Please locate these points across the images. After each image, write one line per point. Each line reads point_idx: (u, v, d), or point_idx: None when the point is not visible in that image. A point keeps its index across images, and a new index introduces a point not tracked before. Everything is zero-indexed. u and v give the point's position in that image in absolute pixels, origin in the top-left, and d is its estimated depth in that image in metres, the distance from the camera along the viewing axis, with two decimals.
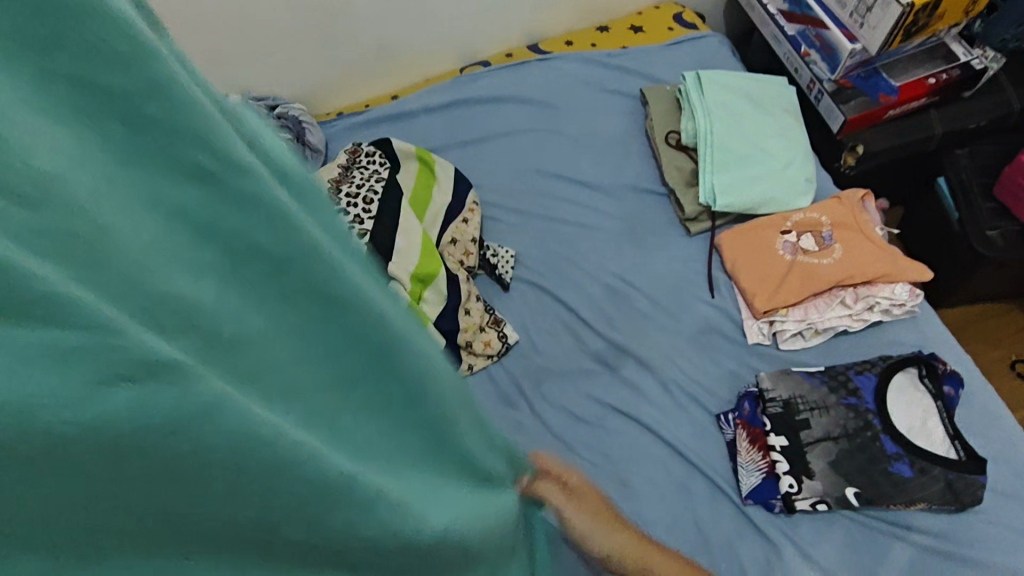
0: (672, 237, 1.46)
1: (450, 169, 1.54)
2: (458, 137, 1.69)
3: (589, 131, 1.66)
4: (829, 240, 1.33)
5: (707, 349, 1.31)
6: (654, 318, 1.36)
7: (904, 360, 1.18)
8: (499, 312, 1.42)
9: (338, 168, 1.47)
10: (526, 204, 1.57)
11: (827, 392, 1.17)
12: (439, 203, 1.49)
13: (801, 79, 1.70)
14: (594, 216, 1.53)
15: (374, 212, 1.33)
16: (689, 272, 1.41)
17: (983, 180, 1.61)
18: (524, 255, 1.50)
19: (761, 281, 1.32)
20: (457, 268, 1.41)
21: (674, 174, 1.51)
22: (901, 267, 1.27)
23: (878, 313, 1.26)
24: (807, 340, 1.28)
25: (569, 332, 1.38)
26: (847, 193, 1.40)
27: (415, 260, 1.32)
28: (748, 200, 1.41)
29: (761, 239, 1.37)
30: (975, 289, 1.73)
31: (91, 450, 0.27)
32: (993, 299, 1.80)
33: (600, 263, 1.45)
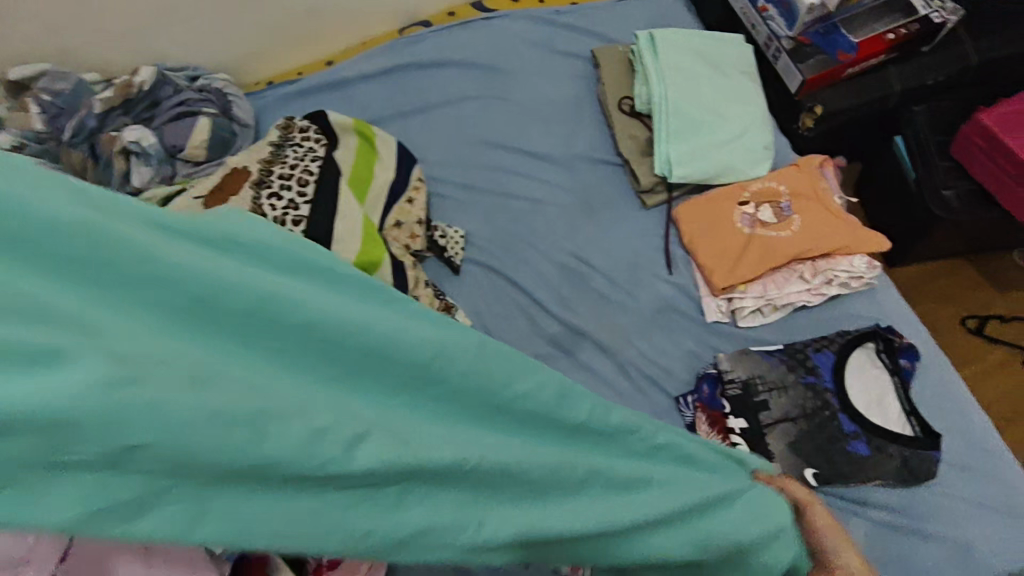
0: (628, 210, 1.40)
1: (393, 146, 1.46)
2: (398, 106, 1.58)
3: (539, 96, 1.56)
4: (787, 212, 1.29)
5: (666, 328, 1.28)
6: (610, 298, 1.31)
7: (863, 335, 1.16)
8: (451, 297, 1.35)
9: (271, 149, 1.37)
10: (474, 178, 1.49)
11: (785, 371, 1.14)
12: (382, 182, 1.39)
13: (758, 36, 1.63)
14: (546, 189, 1.45)
15: (312, 198, 1.28)
16: (645, 246, 1.36)
17: (938, 138, 1.58)
18: (475, 233, 1.43)
19: (718, 256, 1.28)
20: (404, 253, 1.33)
21: (628, 143, 1.43)
22: (858, 238, 1.24)
23: (837, 287, 1.23)
24: (765, 316, 1.24)
25: (524, 315, 1.32)
26: (804, 159, 1.36)
27: (356, 248, 1.25)
28: (704, 170, 1.34)
29: (718, 211, 1.32)
30: (926, 248, 1.72)
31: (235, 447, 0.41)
32: (946, 257, 1.80)
33: (553, 241, 1.39)
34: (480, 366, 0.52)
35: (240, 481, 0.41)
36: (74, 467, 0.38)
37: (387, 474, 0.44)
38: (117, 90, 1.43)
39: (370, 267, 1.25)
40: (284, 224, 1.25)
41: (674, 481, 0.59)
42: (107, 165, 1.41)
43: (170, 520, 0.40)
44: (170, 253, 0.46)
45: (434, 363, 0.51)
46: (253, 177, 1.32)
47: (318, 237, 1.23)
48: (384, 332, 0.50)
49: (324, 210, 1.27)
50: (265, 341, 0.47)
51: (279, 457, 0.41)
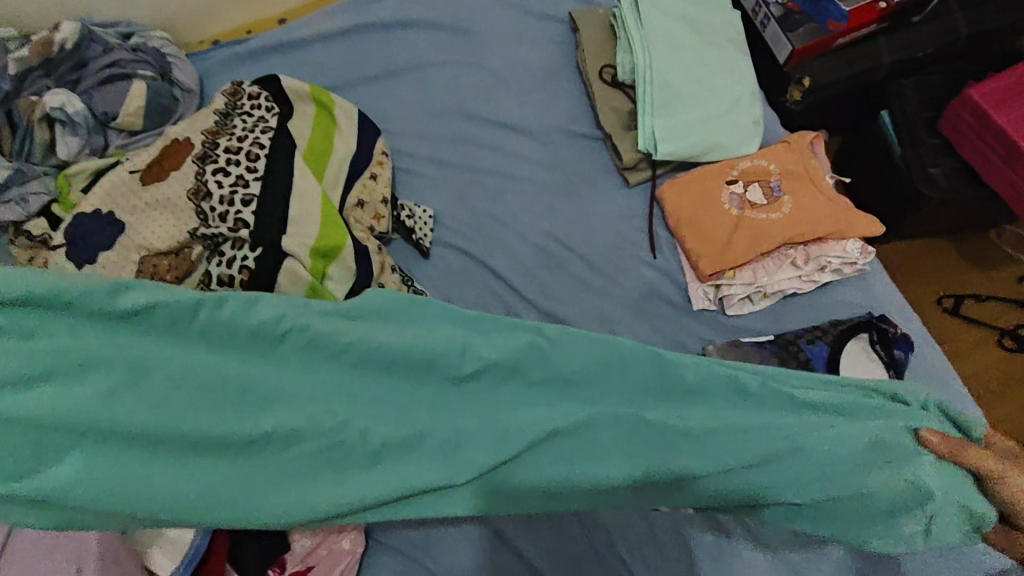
0: (609, 189, 1.31)
1: (354, 116, 1.33)
2: (359, 71, 1.45)
3: (512, 62, 1.44)
4: (777, 193, 1.22)
5: (650, 316, 1.20)
6: (592, 284, 1.22)
7: (856, 326, 1.11)
8: (419, 284, 1.25)
9: (216, 119, 1.24)
10: (442, 152, 1.37)
11: (777, 364, 1.08)
12: (341, 156, 1.27)
13: (745, 2, 1.55)
14: (521, 165, 1.34)
15: (263, 173, 1.17)
16: (628, 228, 1.27)
17: (926, 114, 1.53)
18: (444, 213, 1.31)
19: (705, 239, 1.20)
20: (366, 236, 1.21)
21: (610, 116, 1.33)
22: (852, 221, 1.17)
23: (829, 273, 1.17)
24: (754, 304, 1.18)
25: (498, 302, 1.23)
26: (795, 136, 1.28)
27: (313, 231, 1.13)
28: (692, 147, 1.25)
29: (704, 191, 1.24)
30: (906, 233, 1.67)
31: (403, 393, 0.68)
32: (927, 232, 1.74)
33: (529, 222, 1.29)
34: (533, 352, 0.70)
35: (415, 408, 0.68)
36: (323, 435, 0.65)
37: (501, 394, 0.69)
38: (33, 50, 1.25)
39: (330, 253, 1.14)
40: (232, 203, 1.14)
41: (745, 437, 0.70)
42: (27, 134, 1.25)
43: (385, 478, 0.65)
44: (346, 332, 0.67)
45: (511, 354, 0.69)
46: (197, 151, 1.20)
47: (270, 218, 1.12)
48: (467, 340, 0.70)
49: (277, 188, 1.15)
50: (404, 371, 0.68)
51: (430, 391, 0.68)
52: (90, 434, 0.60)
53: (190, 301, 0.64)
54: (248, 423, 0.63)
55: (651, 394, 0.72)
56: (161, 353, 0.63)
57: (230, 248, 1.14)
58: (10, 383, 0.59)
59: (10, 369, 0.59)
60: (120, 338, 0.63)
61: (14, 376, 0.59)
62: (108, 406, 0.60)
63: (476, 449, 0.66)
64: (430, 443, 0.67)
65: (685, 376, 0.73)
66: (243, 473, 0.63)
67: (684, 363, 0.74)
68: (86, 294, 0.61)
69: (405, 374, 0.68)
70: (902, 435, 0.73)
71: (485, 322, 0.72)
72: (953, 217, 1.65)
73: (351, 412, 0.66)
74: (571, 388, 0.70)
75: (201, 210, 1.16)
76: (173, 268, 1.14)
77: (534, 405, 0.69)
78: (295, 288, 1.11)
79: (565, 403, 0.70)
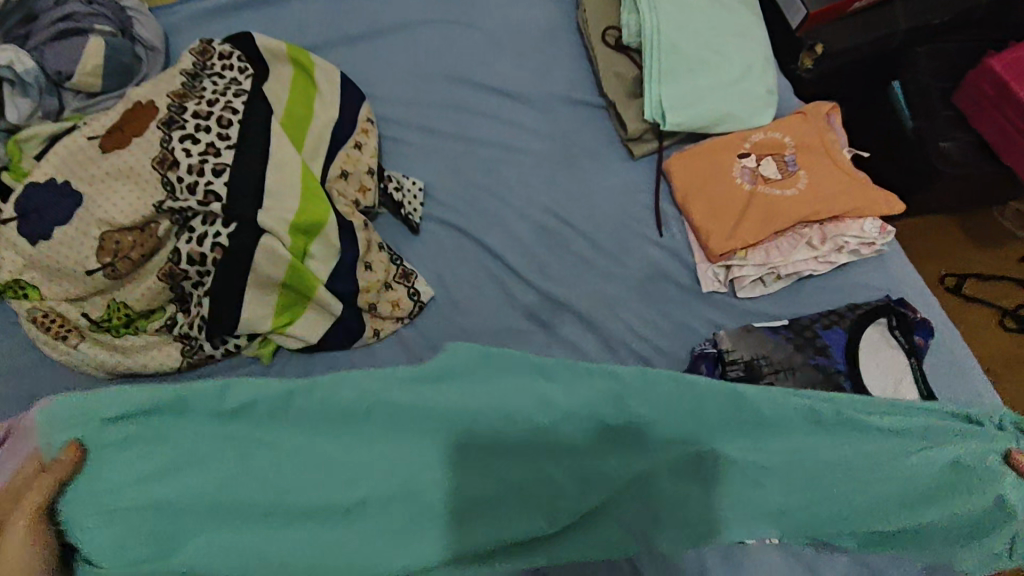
0: (613, 161, 1.22)
1: (336, 79, 1.22)
2: (341, 30, 1.33)
3: (508, 23, 1.33)
4: (793, 167, 1.14)
5: (657, 298, 1.12)
6: (595, 264, 1.14)
7: (874, 311, 1.05)
8: (409, 263, 1.16)
9: (183, 81, 1.13)
10: (433, 120, 1.27)
11: (792, 351, 1.02)
12: (323, 123, 1.17)
13: None
14: (518, 135, 1.25)
15: (236, 141, 1.06)
16: (633, 203, 1.19)
17: (943, 85, 1.46)
18: (436, 186, 1.22)
19: (716, 217, 1.12)
20: (351, 211, 1.11)
21: (614, 82, 1.24)
22: (871, 198, 1.10)
23: (846, 255, 1.11)
24: (766, 286, 1.11)
25: (494, 283, 1.15)
26: (810, 107, 1.20)
27: (293, 206, 1.04)
28: (702, 117, 1.17)
29: (714, 164, 1.16)
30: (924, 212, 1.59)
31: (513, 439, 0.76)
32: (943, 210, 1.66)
33: (528, 197, 1.20)
34: (620, 414, 0.77)
35: (512, 467, 0.76)
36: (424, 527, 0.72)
37: (595, 436, 0.77)
38: None
39: (312, 230, 1.06)
40: (201, 173, 1.04)
41: (880, 463, 0.78)
42: None
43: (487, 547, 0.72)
44: (437, 392, 0.76)
45: (603, 401, 0.77)
46: (161, 115, 1.09)
47: (244, 192, 1.03)
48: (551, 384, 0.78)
49: (251, 157, 1.05)
50: (508, 435, 0.76)
51: (532, 443, 0.76)
52: (219, 525, 0.69)
53: (277, 389, 0.74)
54: (341, 498, 0.71)
55: (726, 430, 0.79)
56: (267, 440, 0.73)
57: (201, 223, 1.04)
58: (127, 484, 0.69)
59: (125, 476, 0.69)
60: (209, 430, 0.72)
61: (129, 478, 0.69)
62: (216, 499, 0.69)
63: (583, 492, 0.75)
64: (546, 507, 0.74)
65: (763, 409, 0.79)
66: (342, 539, 0.69)
67: (759, 398, 0.79)
68: (194, 395, 0.72)
69: (508, 423, 0.76)
70: (983, 456, 0.80)
71: (562, 369, 0.79)
72: (970, 193, 1.57)
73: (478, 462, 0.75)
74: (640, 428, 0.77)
75: (168, 181, 1.05)
76: (138, 245, 1.05)
77: (621, 457, 0.77)
78: (274, 268, 1.02)
79: (641, 446, 0.77)
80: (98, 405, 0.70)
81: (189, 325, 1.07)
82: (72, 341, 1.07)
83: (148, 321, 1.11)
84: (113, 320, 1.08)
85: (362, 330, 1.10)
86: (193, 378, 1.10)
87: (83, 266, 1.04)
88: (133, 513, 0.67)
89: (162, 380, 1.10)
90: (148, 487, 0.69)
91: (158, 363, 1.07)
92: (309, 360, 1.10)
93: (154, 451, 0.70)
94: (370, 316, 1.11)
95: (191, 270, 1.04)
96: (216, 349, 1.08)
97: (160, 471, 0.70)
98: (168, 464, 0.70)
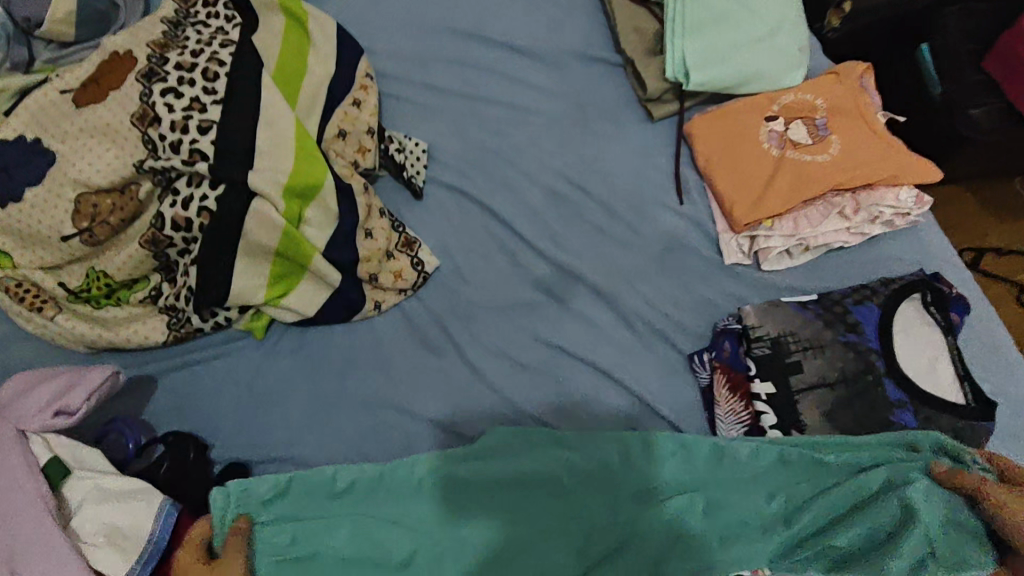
0: (630, 123, 1.14)
1: (332, 29, 1.12)
2: None
3: None
4: (824, 131, 1.06)
5: (677, 270, 1.05)
6: (610, 233, 1.07)
7: (909, 285, 0.98)
8: (412, 230, 1.08)
9: (163, 29, 1.03)
10: (437, 77, 1.18)
11: (822, 328, 0.96)
12: (319, 77, 1.07)
13: None
14: (529, 94, 1.16)
15: (224, 96, 0.97)
16: (651, 169, 1.11)
17: (972, 47, 1.35)
18: (440, 148, 1.13)
19: (742, 184, 1.05)
20: (350, 173, 1.03)
21: (632, 37, 1.15)
22: (908, 165, 1.03)
23: (879, 226, 1.04)
24: (793, 258, 1.04)
25: (503, 252, 1.07)
26: (843, 67, 1.12)
27: (287, 167, 0.95)
28: (727, 76, 1.09)
29: (741, 128, 1.08)
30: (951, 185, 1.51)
31: (554, 493, 0.86)
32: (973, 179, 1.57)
33: (539, 161, 1.12)
34: (652, 462, 0.89)
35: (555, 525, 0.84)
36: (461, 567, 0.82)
37: (635, 496, 0.87)
38: None
39: (307, 193, 0.97)
40: (185, 131, 0.94)
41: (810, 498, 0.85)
42: None
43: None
44: (503, 461, 0.89)
45: (632, 461, 0.89)
46: (140, 67, 0.98)
47: (234, 151, 0.94)
48: (595, 443, 0.90)
49: (240, 112, 0.96)
50: (548, 490, 0.86)
51: (572, 498, 0.86)
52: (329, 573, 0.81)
53: (374, 470, 0.88)
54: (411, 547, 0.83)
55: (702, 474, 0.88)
56: (371, 512, 0.85)
57: (185, 185, 0.95)
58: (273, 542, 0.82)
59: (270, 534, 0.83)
60: (315, 493, 0.86)
61: (270, 533, 0.83)
62: (328, 548, 0.82)
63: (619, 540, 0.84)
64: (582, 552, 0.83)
65: (724, 454, 0.89)
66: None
67: (736, 445, 0.89)
68: (312, 478, 0.86)
69: (549, 482, 0.87)
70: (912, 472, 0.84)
71: (600, 435, 0.91)
72: (1001, 160, 1.48)
73: (522, 510, 0.85)
74: (649, 480, 0.87)
75: (149, 138, 0.95)
76: (117, 208, 0.96)
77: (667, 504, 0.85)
78: (268, 235, 0.94)
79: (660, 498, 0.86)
80: (256, 488, 0.84)
81: (175, 296, 1.00)
82: (48, 313, 1.00)
83: (130, 292, 1.02)
84: (93, 290, 1.01)
85: (362, 302, 1.02)
86: (181, 352, 1.03)
87: (57, 231, 0.96)
88: (294, 565, 0.81)
89: (147, 354, 1.03)
90: (288, 551, 0.82)
91: (142, 338, 1.00)
92: (304, 333, 1.05)
93: (289, 524, 0.83)
94: (371, 287, 1.04)
95: (176, 236, 0.95)
96: (205, 322, 1.01)
97: (297, 538, 0.83)
98: (302, 531, 0.83)
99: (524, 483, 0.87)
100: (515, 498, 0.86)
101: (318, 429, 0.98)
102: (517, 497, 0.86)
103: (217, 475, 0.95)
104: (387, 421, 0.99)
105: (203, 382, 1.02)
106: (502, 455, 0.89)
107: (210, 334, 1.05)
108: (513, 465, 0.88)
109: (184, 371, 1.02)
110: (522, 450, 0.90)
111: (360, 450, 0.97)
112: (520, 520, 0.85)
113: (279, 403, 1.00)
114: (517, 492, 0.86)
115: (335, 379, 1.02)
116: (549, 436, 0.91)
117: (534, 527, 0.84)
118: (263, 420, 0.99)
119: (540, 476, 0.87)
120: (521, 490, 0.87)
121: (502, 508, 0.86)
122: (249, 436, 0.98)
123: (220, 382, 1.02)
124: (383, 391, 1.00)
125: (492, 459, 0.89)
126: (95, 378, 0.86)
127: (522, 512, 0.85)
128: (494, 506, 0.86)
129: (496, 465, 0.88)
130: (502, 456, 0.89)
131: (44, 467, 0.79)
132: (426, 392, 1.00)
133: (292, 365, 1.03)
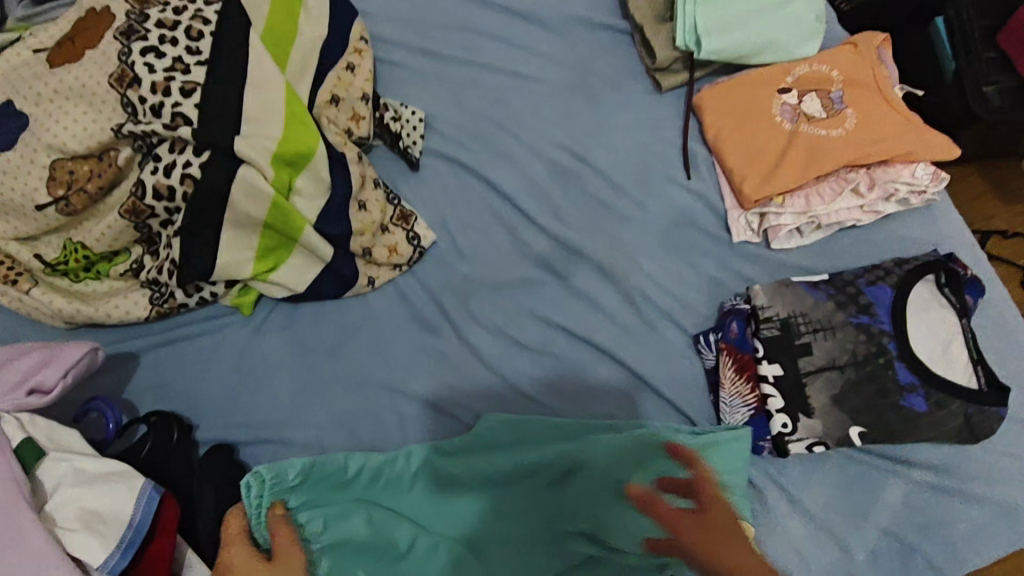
0: (637, 94, 1.09)
1: None
2: None
3: None
4: (839, 105, 1.02)
5: (683, 248, 1.01)
6: (614, 208, 1.03)
7: (923, 266, 0.94)
8: (407, 202, 1.03)
9: None
10: (435, 42, 1.12)
11: (833, 308, 0.93)
12: (311, 39, 1.00)
13: None
14: (531, 61, 1.11)
15: (208, 56, 0.91)
16: (657, 142, 1.06)
17: (985, 23, 1.25)
18: (437, 117, 1.08)
19: (753, 159, 1.00)
20: (343, 141, 0.98)
21: (641, 3, 1.10)
22: (925, 140, 0.99)
23: (893, 204, 1.00)
24: (803, 237, 1.01)
25: (502, 227, 1.03)
26: (860, 37, 1.07)
27: (276, 133, 0.90)
28: (740, 46, 1.04)
29: (753, 100, 1.04)
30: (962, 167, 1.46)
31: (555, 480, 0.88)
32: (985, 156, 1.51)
33: (540, 132, 1.07)
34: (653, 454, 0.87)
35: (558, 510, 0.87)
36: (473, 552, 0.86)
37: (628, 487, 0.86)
38: None
39: (297, 161, 0.92)
40: (166, 93, 0.88)
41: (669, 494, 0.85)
42: None
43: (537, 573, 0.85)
44: (499, 446, 0.90)
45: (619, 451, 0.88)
46: (119, 24, 0.92)
47: (219, 114, 0.88)
48: (586, 432, 0.89)
49: (225, 72, 0.90)
50: (545, 478, 0.88)
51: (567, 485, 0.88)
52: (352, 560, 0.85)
53: (384, 459, 0.90)
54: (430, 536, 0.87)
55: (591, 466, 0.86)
56: (390, 501, 0.89)
57: (167, 151, 0.89)
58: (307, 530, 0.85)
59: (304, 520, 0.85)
60: (332, 482, 0.88)
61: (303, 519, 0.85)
62: (354, 535, 0.85)
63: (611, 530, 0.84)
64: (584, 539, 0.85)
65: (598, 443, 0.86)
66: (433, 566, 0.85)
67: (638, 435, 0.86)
68: (329, 465, 0.87)
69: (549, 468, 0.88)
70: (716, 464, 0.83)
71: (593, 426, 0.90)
72: (1015, 137, 1.42)
73: (526, 497, 0.88)
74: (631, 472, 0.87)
75: (128, 101, 0.89)
76: (95, 175, 0.90)
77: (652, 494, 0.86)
78: (254, 205, 0.89)
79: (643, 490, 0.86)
80: (284, 474, 0.85)
81: (157, 269, 0.94)
82: (23, 286, 0.95)
83: (111, 265, 0.98)
84: (70, 263, 0.95)
85: (354, 277, 0.98)
86: (166, 328, 0.99)
87: (31, 200, 0.90)
88: (328, 551, 0.85)
89: (128, 329, 0.99)
90: (321, 538, 0.85)
91: (122, 314, 0.96)
92: (293, 310, 1.01)
93: (318, 508, 0.86)
94: (364, 261, 0.99)
95: (158, 206, 0.90)
96: (189, 297, 0.97)
97: (327, 524, 0.86)
98: (330, 517, 0.86)
99: (525, 473, 0.88)
100: (518, 486, 0.88)
101: (309, 409, 0.96)
102: (519, 485, 0.88)
103: (201, 457, 0.92)
104: (380, 401, 0.96)
105: (189, 360, 0.98)
106: (500, 443, 0.90)
107: (194, 309, 1.00)
108: (515, 453, 0.89)
109: (169, 348, 0.98)
110: (517, 439, 0.90)
111: (353, 431, 0.94)
112: (525, 507, 0.88)
113: (269, 382, 0.97)
114: (518, 480, 0.89)
115: (327, 357, 0.98)
116: (542, 425, 0.90)
117: (539, 514, 0.87)
118: (253, 400, 0.96)
119: (542, 465, 0.88)
120: (523, 477, 0.88)
121: (507, 496, 0.88)
122: (239, 416, 0.95)
123: (207, 360, 0.98)
124: (376, 371, 0.97)
125: (489, 448, 0.90)
126: (70, 355, 0.82)
127: (526, 500, 0.88)
128: (498, 493, 0.88)
129: (497, 453, 0.89)
130: (499, 445, 0.90)
131: (16, 448, 0.74)
132: (421, 371, 0.97)
133: (281, 343, 0.99)
